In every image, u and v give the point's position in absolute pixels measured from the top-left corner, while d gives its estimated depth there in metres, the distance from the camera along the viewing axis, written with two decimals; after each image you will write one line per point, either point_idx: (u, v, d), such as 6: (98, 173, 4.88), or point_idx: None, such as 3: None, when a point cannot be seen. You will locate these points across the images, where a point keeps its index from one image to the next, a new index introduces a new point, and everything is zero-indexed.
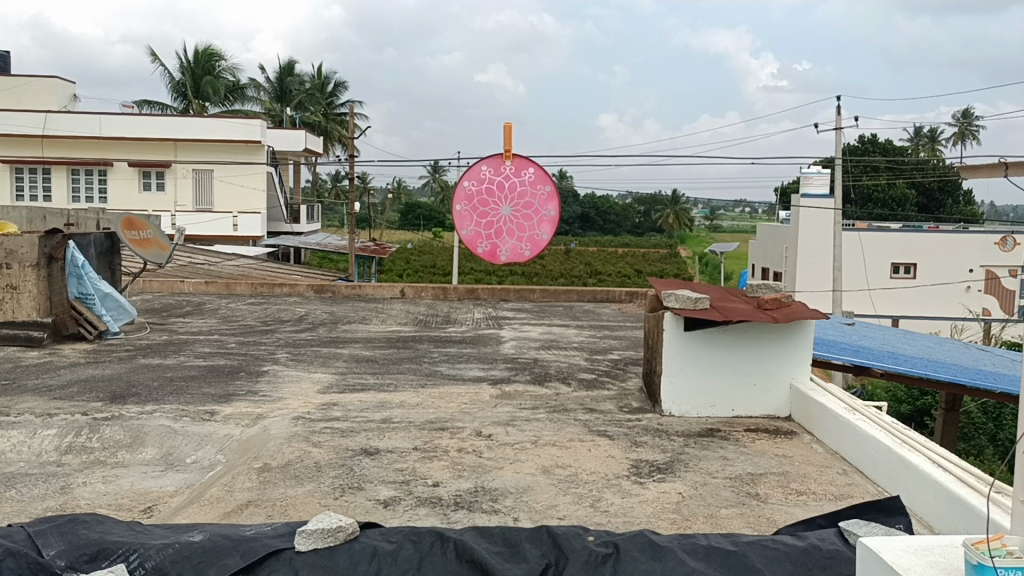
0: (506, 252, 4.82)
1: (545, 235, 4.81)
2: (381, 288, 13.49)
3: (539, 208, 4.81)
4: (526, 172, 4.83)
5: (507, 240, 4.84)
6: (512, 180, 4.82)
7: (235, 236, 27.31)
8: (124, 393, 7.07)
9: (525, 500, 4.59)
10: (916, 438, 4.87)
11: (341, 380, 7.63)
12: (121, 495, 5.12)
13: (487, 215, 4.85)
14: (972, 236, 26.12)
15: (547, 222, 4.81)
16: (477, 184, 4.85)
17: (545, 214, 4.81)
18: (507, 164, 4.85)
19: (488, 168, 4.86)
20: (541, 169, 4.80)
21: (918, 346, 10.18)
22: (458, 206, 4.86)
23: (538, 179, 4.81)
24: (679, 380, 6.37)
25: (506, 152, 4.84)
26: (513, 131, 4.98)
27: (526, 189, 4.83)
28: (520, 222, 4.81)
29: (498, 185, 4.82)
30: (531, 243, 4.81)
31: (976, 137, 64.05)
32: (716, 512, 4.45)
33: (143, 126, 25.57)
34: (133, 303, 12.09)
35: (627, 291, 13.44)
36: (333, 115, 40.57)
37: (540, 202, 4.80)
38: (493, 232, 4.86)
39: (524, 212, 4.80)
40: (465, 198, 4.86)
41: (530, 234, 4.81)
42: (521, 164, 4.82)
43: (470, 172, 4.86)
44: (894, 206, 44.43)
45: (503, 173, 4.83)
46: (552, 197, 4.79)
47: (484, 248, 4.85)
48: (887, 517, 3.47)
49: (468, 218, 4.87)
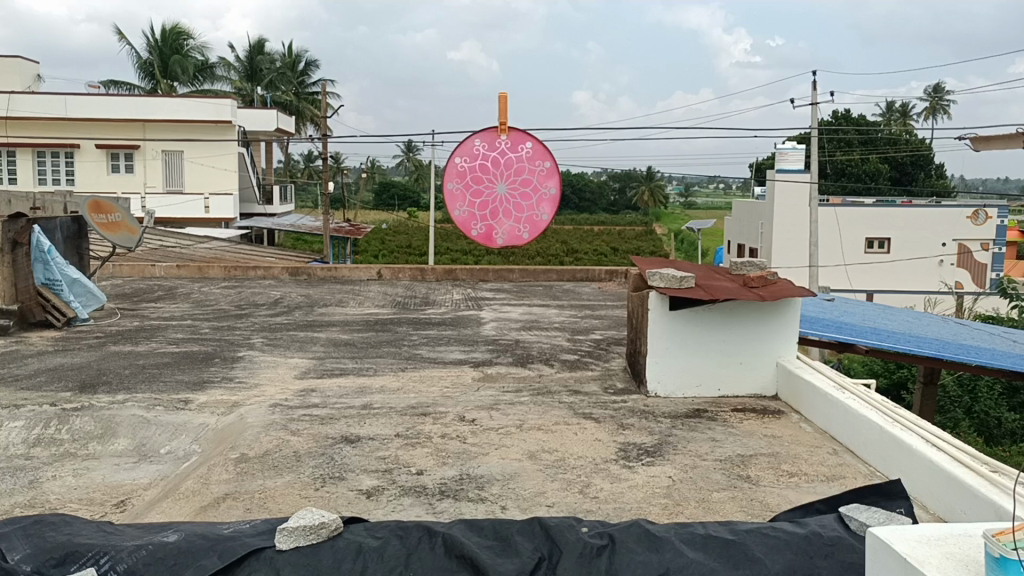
0: (503, 234, 4.60)
1: (545, 216, 4.57)
2: (358, 270, 13.29)
3: (539, 186, 4.56)
4: (524, 147, 4.58)
5: (504, 222, 4.61)
6: (509, 155, 4.58)
7: (207, 219, 26.43)
8: (93, 381, 6.86)
9: (512, 488, 4.47)
10: (908, 418, 4.78)
11: (319, 365, 7.46)
12: (92, 490, 4.94)
13: (480, 193, 4.60)
14: (946, 210, 26.27)
15: (547, 201, 4.55)
16: (470, 161, 4.58)
17: (545, 192, 4.55)
18: (503, 138, 4.60)
19: (481, 142, 4.59)
20: (540, 143, 4.55)
21: (898, 322, 10.15)
22: (450, 184, 4.61)
23: (537, 154, 4.55)
24: (665, 360, 6.26)
25: (501, 125, 4.59)
26: (507, 100, 4.70)
27: (523, 164, 4.59)
28: (518, 201, 4.58)
29: (494, 162, 4.58)
30: (530, 224, 4.58)
31: (948, 111, 64.35)
32: (707, 496, 4.35)
33: (110, 108, 24.91)
34: (103, 288, 11.83)
35: (607, 269, 13.31)
36: (305, 94, 39.97)
37: (539, 178, 4.55)
38: (488, 213, 4.63)
39: (523, 190, 4.56)
40: (457, 175, 4.60)
41: (529, 215, 4.59)
42: (518, 138, 4.58)
43: (462, 148, 4.58)
44: (867, 180, 44.68)
45: (498, 148, 4.59)
46: (551, 173, 4.54)
47: (478, 230, 4.62)
48: (887, 501, 3.36)
49: (461, 198, 4.64)
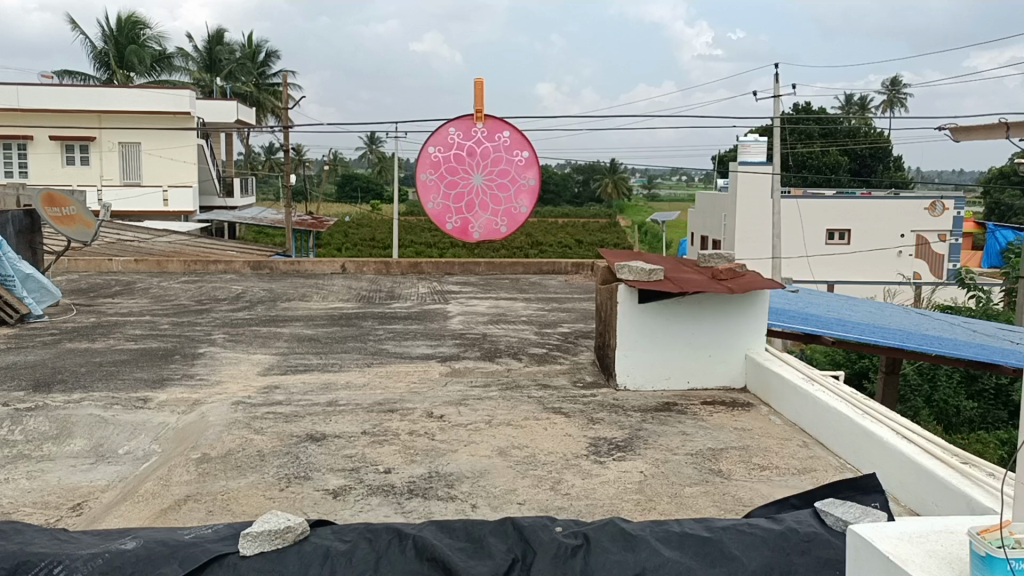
0: (480, 227, 4.51)
1: (523, 208, 4.49)
2: (321, 263, 13.09)
3: (516, 177, 4.44)
4: (501, 136, 4.43)
5: (480, 214, 4.51)
6: (485, 145, 4.44)
7: (165, 211, 26.16)
8: (48, 380, 6.64)
9: (482, 485, 4.39)
10: (879, 410, 4.77)
11: (283, 361, 7.31)
12: (47, 493, 4.78)
13: (457, 184, 4.48)
14: (904, 202, 26.56)
15: (524, 193, 4.46)
16: (445, 151, 4.45)
17: (522, 184, 4.45)
18: (479, 127, 4.46)
19: (456, 131, 4.45)
20: (517, 133, 4.38)
21: (861, 313, 10.22)
22: (424, 175, 4.47)
23: (514, 144, 4.41)
24: (634, 353, 6.22)
25: (477, 113, 4.45)
26: (483, 86, 4.53)
27: (500, 154, 4.45)
28: (495, 193, 4.47)
29: (470, 152, 4.45)
30: (508, 217, 4.51)
31: (904, 104, 65.32)
32: (680, 491, 4.31)
33: (63, 99, 24.32)
34: (58, 284, 11.53)
35: (573, 262, 13.28)
36: (266, 86, 39.52)
37: (516, 170, 4.43)
38: (464, 205, 4.51)
39: (499, 181, 4.44)
40: (431, 166, 4.47)
41: (506, 208, 4.50)
42: (495, 126, 4.43)
43: (436, 137, 4.45)
44: (827, 172, 45.43)
45: (474, 138, 4.46)
46: (529, 164, 4.42)
47: (454, 223, 4.51)
48: (863, 495, 3.33)
49: (436, 189, 4.50)
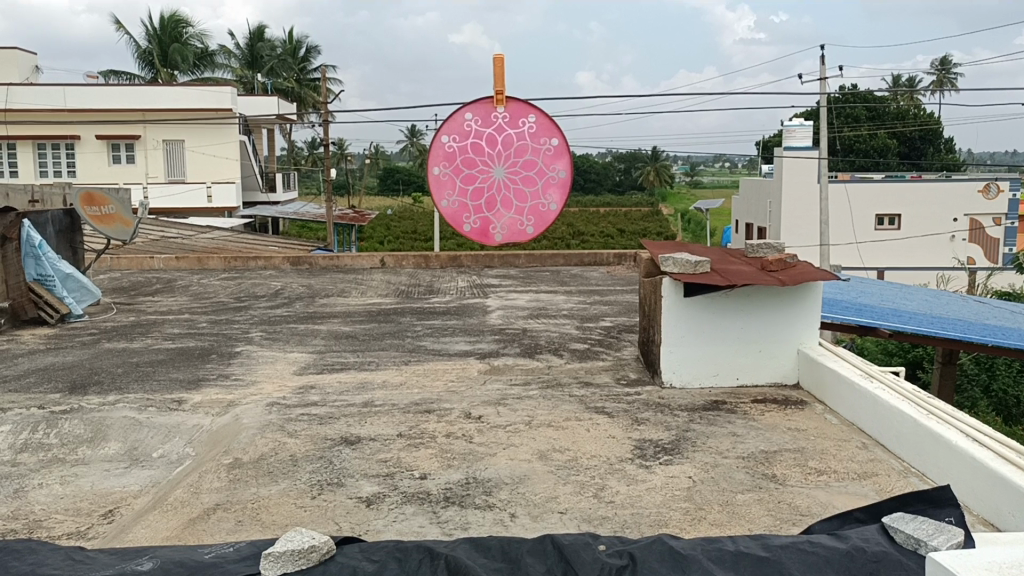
0: (502, 230, 3.61)
1: (553, 206, 3.57)
2: (360, 258, 12.99)
3: (544, 168, 3.56)
4: (526, 121, 3.58)
5: (502, 214, 3.61)
6: (508, 132, 3.58)
7: (210, 208, 26.07)
8: (85, 382, 6.59)
9: (522, 493, 4.18)
10: (944, 409, 4.43)
11: (319, 360, 7.18)
12: (79, 499, 4.68)
13: (473, 179, 3.59)
14: (957, 184, 25.78)
15: (555, 187, 3.56)
16: (460, 140, 3.57)
17: (552, 176, 3.57)
18: (500, 111, 3.58)
19: (473, 117, 3.58)
20: (545, 116, 3.55)
21: (917, 302, 9.81)
22: (436, 169, 3.58)
23: (542, 130, 3.55)
24: (680, 349, 5.95)
25: (497, 94, 3.57)
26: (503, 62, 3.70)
27: (525, 142, 3.59)
28: (519, 188, 3.58)
29: (490, 140, 3.58)
30: (536, 215, 3.58)
31: (954, 85, 63.44)
32: (731, 499, 4.05)
33: (112, 99, 24.79)
34: (100, 283, 11.56)
35: (615, 253, 12.98)
36: (306, 81, 39.54)
37: (544, 160, 3.55)
38: (483, 203, 3.61)
39: (524, 174, 3.56)
40: (444, 158, 3.59)
41: (533, 205, 3.59)
42: (518, 109, 3.56)
43: (449, 124, 3.57)
44: (876, 155, 44.34)
45: (494, 123, 3.58)
46: (561, 151, 3.54)
47: (471, 225, 3.61)
48: (934, 510, 3.06)
49: (450, 185, 3.61)
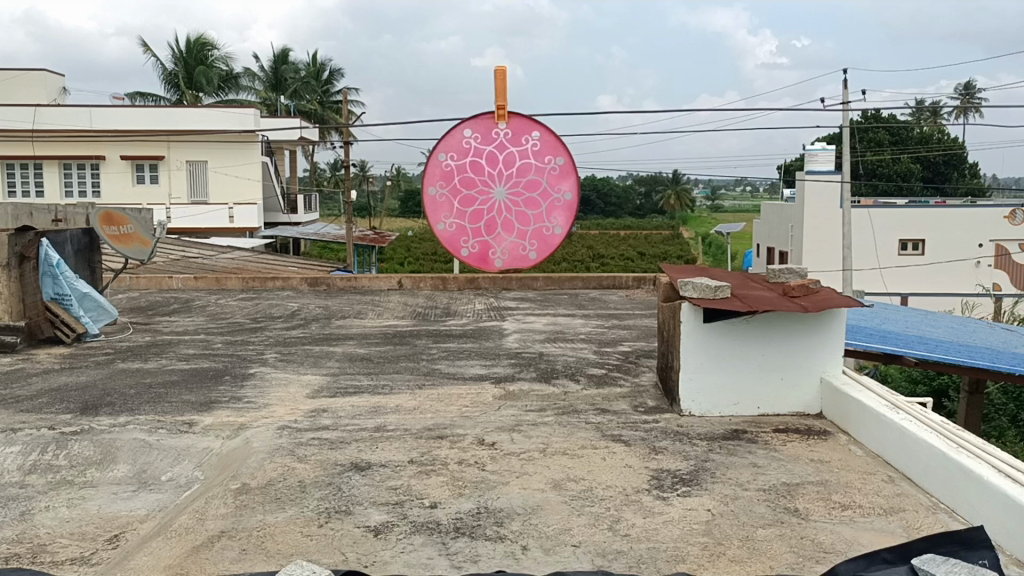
0: (502, 254, 3.50)
1: (557, 229, 3.44)
2: (378, 279, 12.92)
3: (549, 189, 3.43)
4: (529, 138, 3.42)
5: (503, 237, 3.49)
6: (509, 150, 3.44)
7: (231, 228, 26.47)
8: (97, 403, 6.53)
9: (534, 524, 4.05)
10: (975, 442, 4.25)
11: (332, 383, 7.09)
12: (85, 523, 4.59)
13: (472, 200, 3.47)
14: (982, 210, 25.46)
15: (561, 210, 3.42)
16: (458, 158, 3.44)
17: (557, 198, 3.42)
18: (502, 128, 3.44)
19: (473, 133, 3.44)
20: (550, 133, 3.38)
21: (943, 329, 9.60)
22: (432, 189, 3.47)
23: (546, 148, 3.40)
24: (698, 376, 5.82)
25: (499, 110, 3.43)
26: (506, 75, 3.50)
27: (528, 160, 3.45)
28: (521, 210, 3.46)
29: (491, 158, 3.45)
30: (538, 240, 3.47)
31: (978, 109, 62.94)
32: (752, 533, 3.91)
33: (138, 120, 24.95)
34: (118, 302, 11.58)
35: (635, 276, 12.84)
36: (330, 103, 39.83)
37: (549, 180, 3.41)
38: (483, 226, 3.49)
39: (527, 196, 3.44)
40: (441, 177, 3.46)
41: (536, 228, 3.46)
42: (521, 126, 3.41)
43: (447, 141, 3.43)
44: (899, 180, 43.99)
45: (495, 141, 3.44)
46: (566, 172, 3.39)
47: (470, 249, 3.49)
48: (967, 552, 3.00)
49: (447, 206, 3.49)
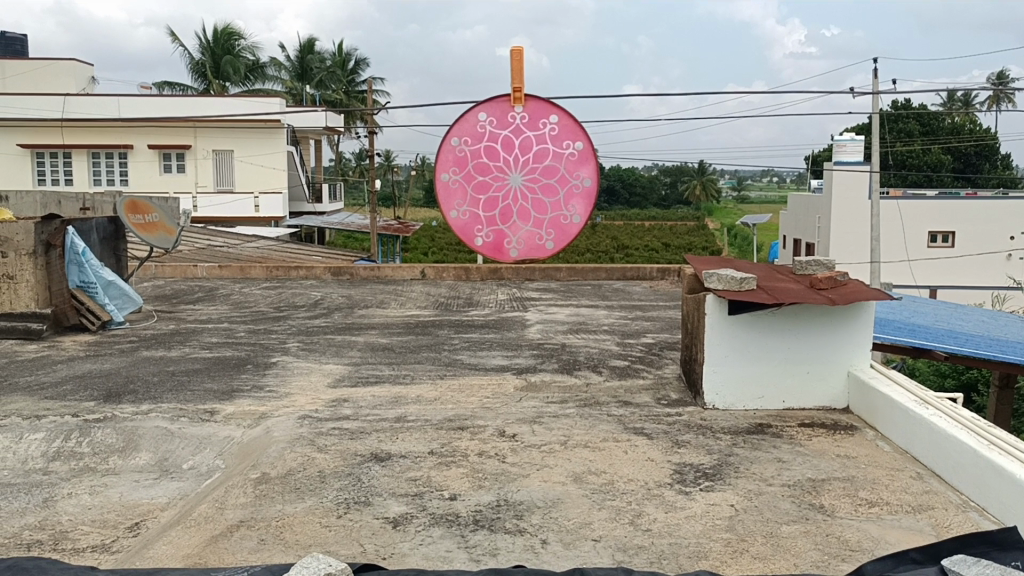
0: (517, 244, 3.43)
1: (575, 217, 3.38)
2: (401, 269, 12.89)
3: (567, 176, 3.36)
4: (547, 121, 3.36)
5: (518, 226, 3.42)
6: (526, 135, 3.37)
7: (257, 218, 26.47)
8: (120, 390, 6.56)
9: (554, 517, 4.01)
10: (1007, 437, 4.13)
11: (354, 372, 7.08)
12: (107, 510, 4.60)
13: (486, 185, 3.41)
14: (1014, 202, 24.98)
15: (579, 197, 3.36)
16: (472, 143, 3.38)
17: (575, 185, 3.36)
18: (518, 111, 3.38)
19: (488, 117, 3.38)
20: (568, 117, 3.32)
21: (974, 323, 9.41)
22: (446, 175, 3.40)
23: (564, 133, 3.34)
24: (723, 368, 5.74)
25: (516, 92, 3.37)
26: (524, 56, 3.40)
27: (546, 145, 3.39)
28: (538, 198, 3.39)
29: (507, 142, 3.38)
30: (555, 228, 3.40)
31: (1011, 99, 61.80)
32: (776, 530, 3.84)
33: (164, 109, 25.18)
34: (144, 290, 11.66)
35: (659, 267, 12.73)
36: (354, 93, 39.93)
37: (567, 166, 3.36)
38: (498, 214, 3.43)
39: (544, 182, 3.37)
40: (454, 163, 3.40)
41: (553, 216, 3.39)
42: (539, 110, 3.35)
43: (461, 125, 3.38)
44: (929, 171, 43.36)
45: (511, 125, 3.38)
46: (584, 157, 3.33)
47: (484, 238, 3.43)
48: (1000, 553, 2.89)
49: (461, 193, 3.42)
